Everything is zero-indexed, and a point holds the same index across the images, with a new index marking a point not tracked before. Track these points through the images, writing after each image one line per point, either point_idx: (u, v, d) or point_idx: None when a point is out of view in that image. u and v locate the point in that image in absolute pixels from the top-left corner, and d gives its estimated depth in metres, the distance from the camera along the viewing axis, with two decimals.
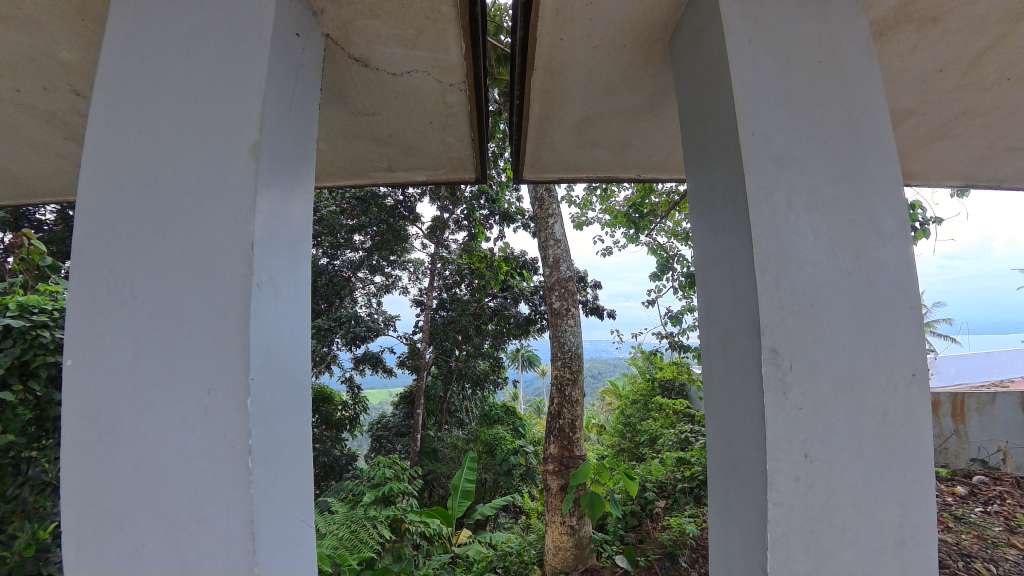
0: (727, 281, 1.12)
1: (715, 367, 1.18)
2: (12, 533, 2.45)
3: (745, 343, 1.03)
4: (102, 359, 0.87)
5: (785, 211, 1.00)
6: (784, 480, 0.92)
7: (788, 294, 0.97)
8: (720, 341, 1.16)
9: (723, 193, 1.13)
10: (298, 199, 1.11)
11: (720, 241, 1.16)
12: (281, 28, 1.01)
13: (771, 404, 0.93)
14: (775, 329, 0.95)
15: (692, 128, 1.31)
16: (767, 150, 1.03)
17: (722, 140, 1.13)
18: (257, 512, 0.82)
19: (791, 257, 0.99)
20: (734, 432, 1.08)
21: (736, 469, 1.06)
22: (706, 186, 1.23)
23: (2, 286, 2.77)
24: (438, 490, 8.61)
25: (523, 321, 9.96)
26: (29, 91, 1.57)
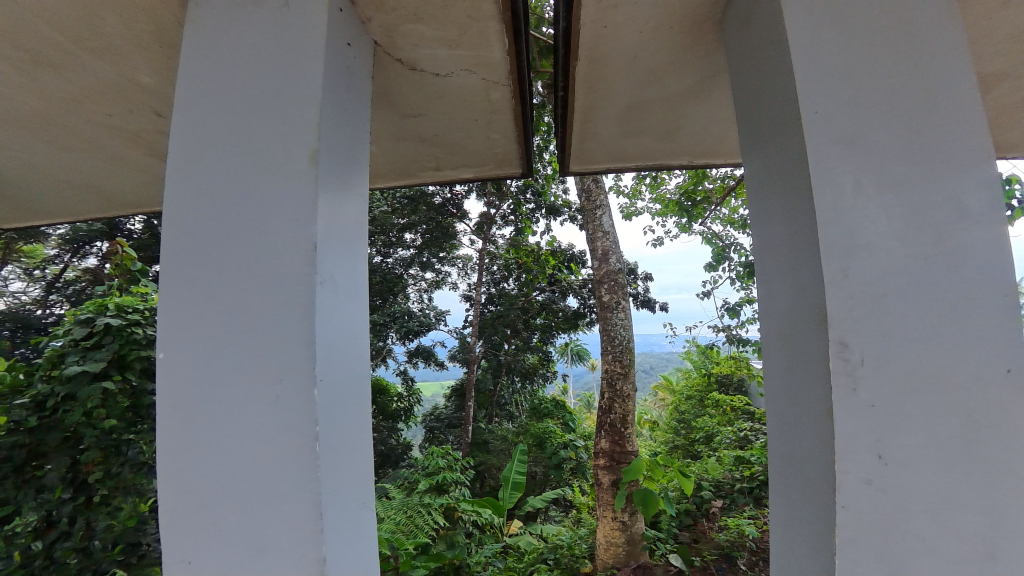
0: (789, 270, 1.05)
1: (776, 362, 1.12)
2: (117, 505, 2.78)
3: (811, 337, 0.96)
4: (189, 351, 0.97)
5: (853, 193, 0.93)
6: (853, 482, 0.86)
7: (856, 283, 0.90)
8: (780, 334, 1.10)
9: (785, 178, 1.07)
10: (354, 202, 1.17)
11: (782, 227, 1.09)
12: (332, 40, 1.07)
13: (839, 400, 0.87)
14: (843, 321, 0.89)
15: (747, 110, 1.24)
16: (830, 128, 0.95)
17: (784, 119, 1.06)
18: (323, 495, 0.89)
19: (860, 244, 0.91)
20: (797, 431, 1.02)
21: (801, 468, 1.00)
22: (765, 171, 1.16)
23: (101, 289, 3.15)
24: (489, 481, 8.70)
25: (572, 315, 9.86)
26: (116, 115, 1.68)
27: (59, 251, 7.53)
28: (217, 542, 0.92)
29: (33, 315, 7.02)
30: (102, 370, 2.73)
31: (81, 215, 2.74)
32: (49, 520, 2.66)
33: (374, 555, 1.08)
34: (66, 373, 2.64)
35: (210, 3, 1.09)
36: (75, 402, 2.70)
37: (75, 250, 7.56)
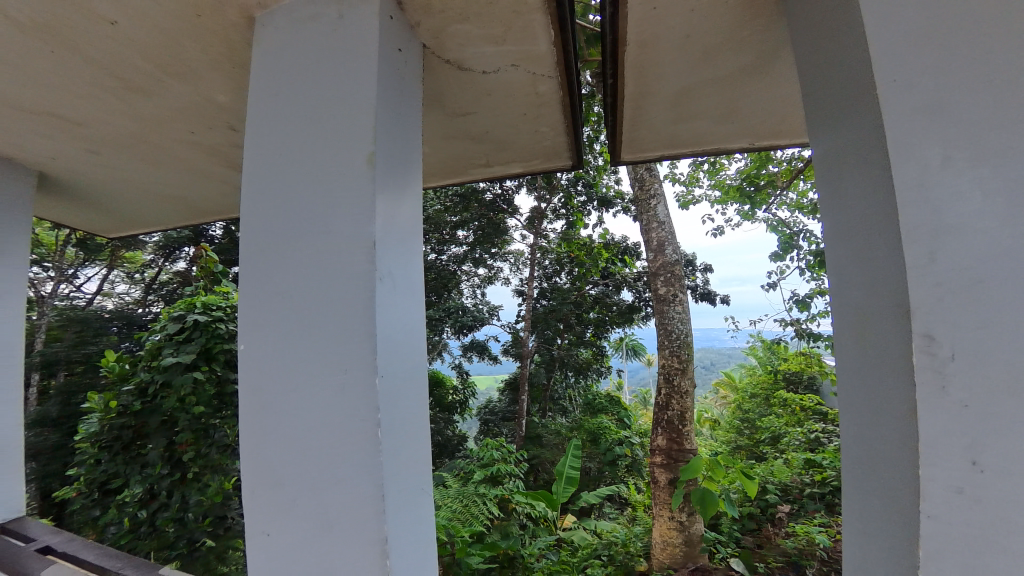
0: (863, 256, 0.95)
1: (845, 358, 1.01)
2: (206, 482, 3.10)
3: (892, 327, 0.87)
4: (265, 345, 1.06)
5: (944, 164, 0.77)
6: (942, 492, 0.72)
7: (949, 265, 0.74)
8: (855, 327, 0.97)
9: (862, 157, 0.95)
10: (410, 201, 1.19)
11: (853, 210, 0.97)
12: (386, 46, 1.08)
13: (923, 400, 0.74)
14: (931, 310, 0.74)
15: (813, 84, 1.11)
16: (912, 94, 0.80)
17: (861, 90, 0.93)
18: (384, 479, 0.94)
19: (950, 217, 0.75)
20: (873, 430, 0.92)
21: (878, 471, 0.91)
22: (833, 151, 1.04)
23: (191, 289, 3.53)
24: (543, 475, 8.73)
25: (627, 309, 9.60)
26: (201, 132, 1.83)
27: (154, 256, 8.55)
28: (291, 517, 1.01)
29: (136, 313, 8.01)
30: (192, 361, 3.04)
31: (173, 223, 3.06)
32: (152, 492, 3.03)
33: (432, 539, 1.11)
34: (164, 363, 2.97)
35: (274, 22, 1.13)
36: (171, 389, 3.02)
37: (168, 255, 8.57)
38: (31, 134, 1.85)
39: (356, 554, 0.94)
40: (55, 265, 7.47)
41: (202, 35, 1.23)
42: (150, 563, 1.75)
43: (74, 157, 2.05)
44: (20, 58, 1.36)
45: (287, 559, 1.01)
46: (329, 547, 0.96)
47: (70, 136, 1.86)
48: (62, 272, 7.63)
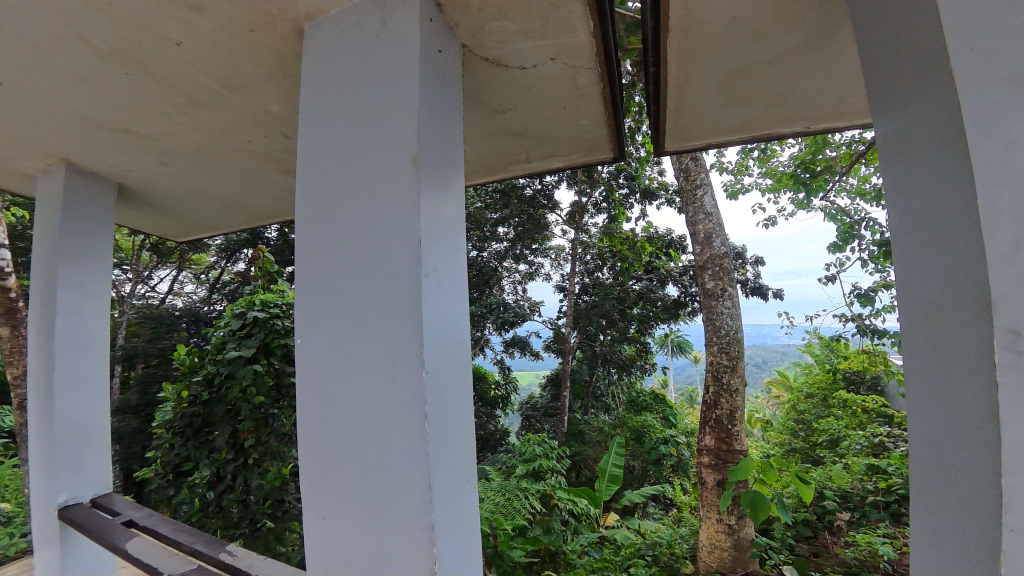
0: (940, 247, 0.85)
1: (918, 357, 0.91)
2: (266, 467, 3.32)
3: (970, 326, 0.78)
4: (320, 330, 0.93)
5: None
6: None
7: None
8: (929, 324, 0.87)
9: (932, 137, 0.85)
10: (455, 201, 1.02)
11: (925, 196, 0.87)
12: (427, 49, 0.94)
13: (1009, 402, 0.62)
14: (1015, 301, 0.62)
15: (877, 58, 1.01)
16: (989, 69, 0.66)
17: (932, 64, 0.84)
18: (433, 494, 0.79)
19: None
20: (951, 438, 0.82)
21: (955, 484, 0.81)
22: (901, 131, 0.94)
23: (251, 287, 3.78)
24: (585, 472, 8.67)
25: (672, 304, 9.31)
26: (255, 141, 1.93)
27: (216, 258, 9.13)
28: (342, 507, 0.88)
29: (203, 311, 8.66)
30: (252, 354, 3.26)
31: (233, 226, 3.27)
32: (219, 475, 3.27)
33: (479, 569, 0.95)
34: (228, 357, 3.20)
35: (321, 32, 1.05)
36: (233, 381, 3.26)
37: (228, 257, 9.06)
38: (113, 150, 2.05)
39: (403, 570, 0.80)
40: (132, 268, 8.17)
41: (256, 50, 1.26)
42: (218, 539, 1.90)
43: (149, 169, 2.25)
44: (101, 80, 1.49)
45: (337, 562, 0.88)
46: (377, 550, 0.83)
47: (144, 150, 2.04)
48: (140, 274, 8.38)
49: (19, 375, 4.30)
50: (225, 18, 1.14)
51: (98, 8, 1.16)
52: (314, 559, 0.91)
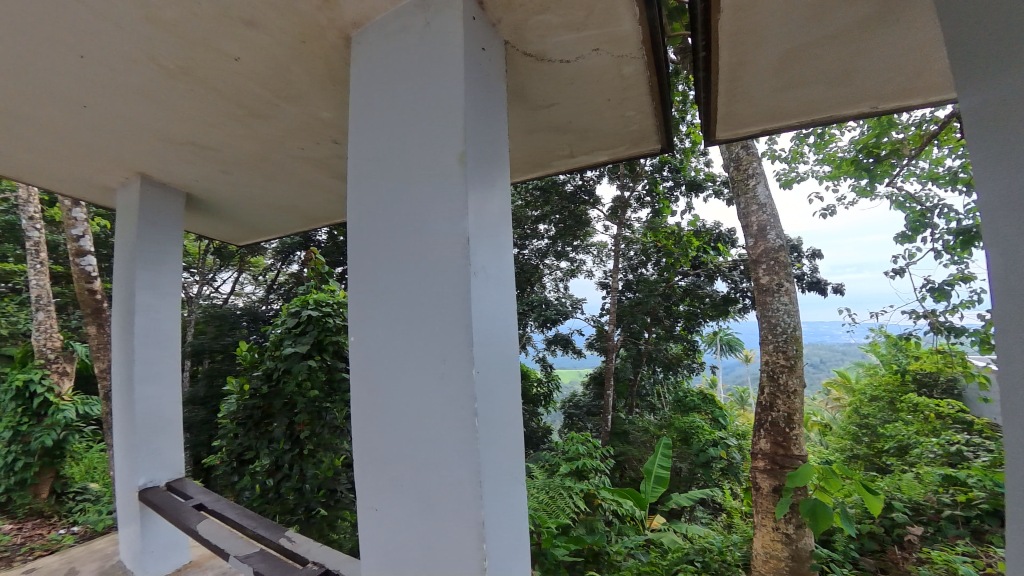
0: None
1: None
2: (320, 457, 3.49)
3: None
4: (372, 327, 0.95)
5: None
6: None
7: None
8: None
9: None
10: (500, 196, 1.00)
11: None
12: (471, 46, 0.93)
13: None
14: None
15: None
16: None
17: None
18: (484, 493, 0.78)
19: None
20: None
21: None
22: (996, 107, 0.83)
23: (305, 287, 3.97)
24: (630, 473, 8.50)
25: (721, 301, 8.92)
26: (308, 147, 2.00)
27: (273, 260, 9.53)
28: (394, 500, 0.89)
29: (261, 310, 9.21)
30: (307, 351, 3.42)
31: (288, 229, 3.44)
32: (277, 464, 3.44)
33: (527, 568, 0.94)
34: (285, 352, 3.38)
35: (368, 38, 1.07)
36: (290, 375, 3.44)
37: (284, 257, 9.40)
38: (181, 162, 2.21)
39: (454, 563, 0.81)
40: (198, 271, 8.48)
41: (307, 60, 1.31)
42: (278, 524, 2.00)
43: (212, 178, 2.40)
44: (169, 97, 1.60)
45: (389, 553, 0.90)
46: (427, 544, 0.84)
47: (208, 160, 2.17)
48: (205, 276, 9.00)
49: (105, 368, 4.73)
50: (279, 31, 1.18)
51: (167, 30, 1.23)
52: (367, 548, 0.94)
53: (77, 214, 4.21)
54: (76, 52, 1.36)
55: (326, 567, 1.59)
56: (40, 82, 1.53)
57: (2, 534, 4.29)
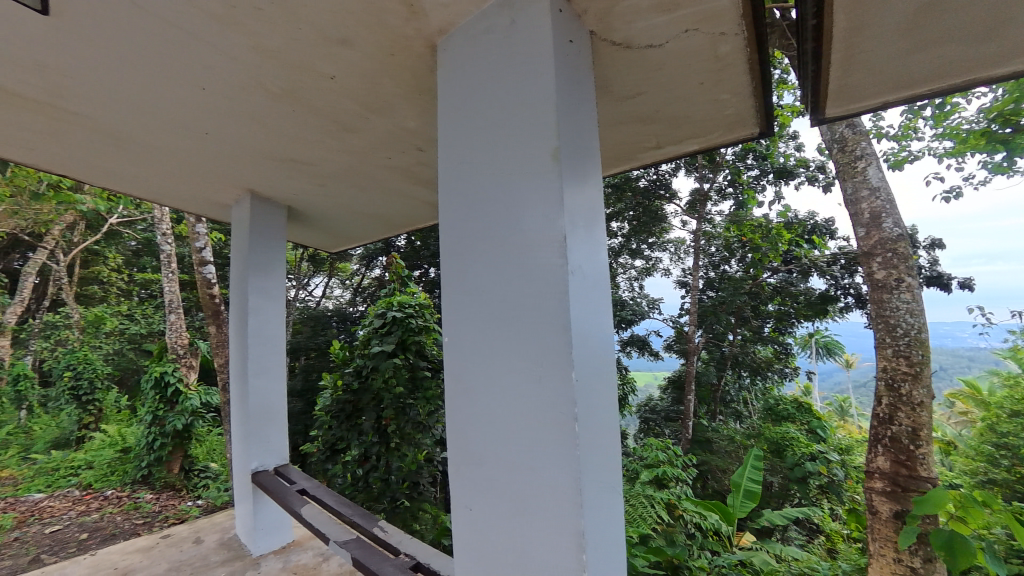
0: None
1: None
2: (404, 452, 3.67)
3: None
4: (466, 329, 0.96)
5: None
6: None
7: None
8: None
9: None
10: (594, 192, 0.96)
11: None
12: (560, 38, 0.90)
13: None
14: None
15: None
16: None
17: None
18: (584, 504, 0.75)
19: None
20: None
21: None
22: None
23: (388, 289, 4.19)
24: (713, 484, 7.99)
25: (818, 299, 8.08)
26: (394, 157, 2.10)
27: (358, 265, 10.21)
28: (489, 502, 0.89)
29: (349, 311, 9.97)
30: (392, 350, 3.61)
31: (374, 236, 3.65)
32: (365, 455, 3.66)
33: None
34: (373, 351, 3.59)
35: (454, 43, 1.08)
36: (378, 372, 3.66)
37: (367, 262, 9.98)
38: (284, 177, 2.42)
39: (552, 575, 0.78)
40: (295, 277, 9.34)
41: (396, 72, 1.35)
42: (371, 514, 2.11)
43: (310, 190, 2.61)
44: (273, 119, 1.76)
45: (484, 556, 0.90)
46: (523, 551, 0.82)
47: (306, 174, 2.36)
48: (301, 281, 9.90)
49: (224, 363, 5.36)
50: (370, 46, 1.23)
51: (273, 57, 1.35)
52: (461, 547, 0.95)
53: (200, 228, 4.82)
54: (198, 85, 1.53)
55: (417, 561, 1.66)
56: (172, 114, 1.76)
57: (145, 503, 5.03)
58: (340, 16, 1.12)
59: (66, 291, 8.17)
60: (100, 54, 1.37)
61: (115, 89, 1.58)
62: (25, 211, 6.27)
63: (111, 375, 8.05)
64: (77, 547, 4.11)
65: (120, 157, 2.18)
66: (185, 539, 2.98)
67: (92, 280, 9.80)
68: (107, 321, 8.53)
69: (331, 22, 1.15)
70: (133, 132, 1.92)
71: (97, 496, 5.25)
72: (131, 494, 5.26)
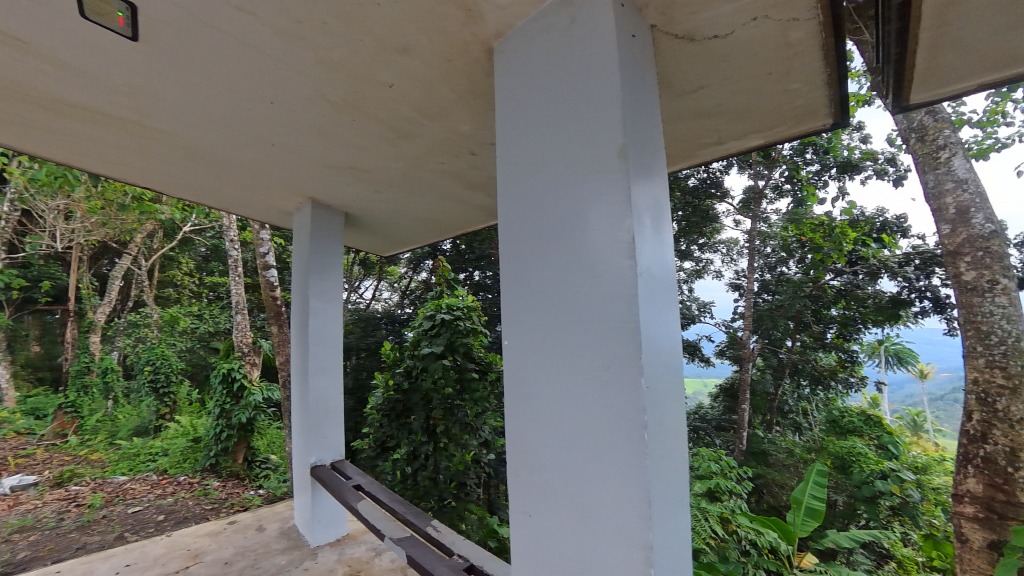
0: None
1: None
2: (451, 452, 3.73)
3: None
4: (525, 332, 0.95)
5: None
6: None
7: None
8: None
9: None
10: (659, 191, 0.92)
11: None
12: (623, 34, 0.88)
13: None
14: None
15: None
16: None
17: None
18: (653, 514, 0.72)
19: None
20: None
21: None
22: None
23: (436, 292, 4.28)
24: (769, 499, 7.54)
25: (888, 303, 7.54)
26: (447, 161, 2.14)
27: (406, 269, 10.54)
28: (549, 508, 0.87)
29: (398, 313, 10.32)
30: (441, 351, 3.68)
31: (424, 240, 3.74)
32: (414, 453, 3.74)
33: None
34: (423, 352, 3.67)
35: (511, 45, 1.08)
36: (427, 373, 3.74)
37: (415, 265, 10.29)
38: (342, 184, 2.53)
39: None
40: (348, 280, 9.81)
41: (452, 78, 1.38)
42: (423, 513, 2.15)
43: (366, 196, 2.71)
44: (334, 129, 1.84)
45: (543, 563, 0.88)
46: (586, 561, 0.80)
47: (362, 181, 2.46)
48: (351, 284, 10.34)
49: (285, 361, 5.68)
50: (428, 53, 1.26)
51: (336, 70, 1.41)
52: (520, 552, 0.94)
53: (263, 235, 5.11)
54: (267, 98, 1.63)
55: (471, 564, 1.68)
56: (242, 128, 1.88)
57: (213, 490, 5.42)
58: (400, 26, 1.16)
59: (147, 293, 8.98)
60: (181, 73, 1.49)
61: (193, 105, 1.70)
62: (113, 220, 6.93)
63: (185, 370, 8.75)
64: (155, 528, 4.49)
65: (196, 169, 2.36)
66: (249, 526, 3.17)
67: (168, 283, 10.70)
68: (181, 321, 9.28)
69: (391, 31, 1.18)
70: (207, 145, 2.06)
71: (172, 481, 5.72)
72: (201, 481, 5.68)
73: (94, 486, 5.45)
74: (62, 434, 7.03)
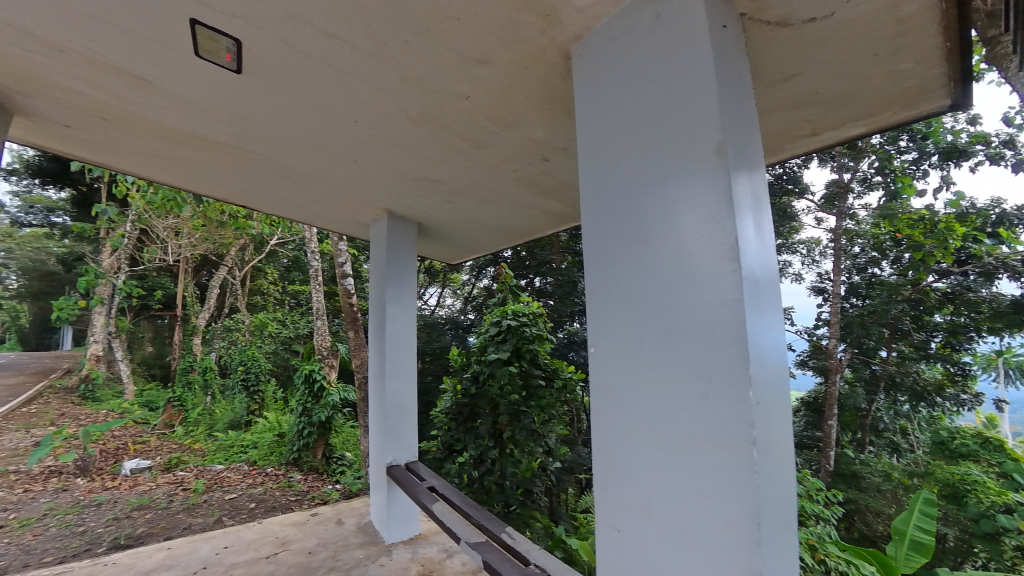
0: None
1: None
2: (518, 458, 3.77)
3: None
4: (614, 340, 0.93)
5: None
6: None
7: None
8: None
9: None
10: (760, 189, 0.86)
11: None
12: (716, 25, 0.84)
13: None
14: None
15: None
16: None
17: None
18: (763, 537, 0.67)
19: None
20: None
21: None
22: None
23: (499, 299, 4.35)
24: (863, 527, 6.78)
25: (1010, 307, 6.53)
26: (518, 168, 2.16)
27: (468, 276, 10.81)
28: (642, 523, 0.84)
29: (461, 318, 10.61)
30: (507, 357, 3.73)
31: (490, 247, 3.82)
32: (480, 457, 3.77)
33: None
34: (489, 358, 3.74)
35: (591, 47, 1.07)
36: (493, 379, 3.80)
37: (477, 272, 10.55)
38: (415, 196, 2.65)
39: None
40: None
41: (528, 85, 1.39)
42: (496, 517, 2.17)
43: (437, 207, 2.82)
44: (412, 142, 1.93)
45: None
46: None
47: (434, 191, 2.56)
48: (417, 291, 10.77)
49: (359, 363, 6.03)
50: (506, 62, 1.28)
51: (416, 85, 1.48)
52: (608, 566, 0.91)
53: (340, 246, 5.46)
54: (352, 118, 1.75)
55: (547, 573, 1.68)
56: (329, 146, 2.03)
57: (296, 482, 5.87)
58: (480, 37, 1.19)
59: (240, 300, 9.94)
60: (281, 101, 1.64)
61: (288, 129, 1.87)
62: (213, 236, 7.76)
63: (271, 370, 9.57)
64: (248, 514, 4.93)
65: (288, 187, 2.59)
66: (329, 519, 3.37)
67: (257, 292, 11.79)
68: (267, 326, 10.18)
69: (471, 44, 1.22)
70: (299, 165, 2.25)
71: (261, 472, 6.26)
72: (285, 473, 6.17)
73: (197, 473, 6.09)
74: (171, 425, 7.69)
